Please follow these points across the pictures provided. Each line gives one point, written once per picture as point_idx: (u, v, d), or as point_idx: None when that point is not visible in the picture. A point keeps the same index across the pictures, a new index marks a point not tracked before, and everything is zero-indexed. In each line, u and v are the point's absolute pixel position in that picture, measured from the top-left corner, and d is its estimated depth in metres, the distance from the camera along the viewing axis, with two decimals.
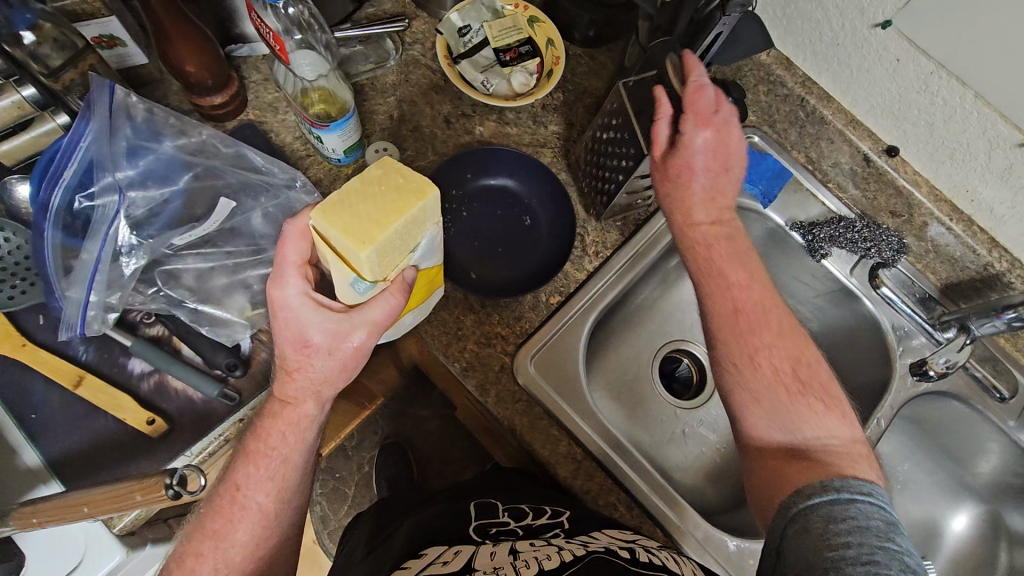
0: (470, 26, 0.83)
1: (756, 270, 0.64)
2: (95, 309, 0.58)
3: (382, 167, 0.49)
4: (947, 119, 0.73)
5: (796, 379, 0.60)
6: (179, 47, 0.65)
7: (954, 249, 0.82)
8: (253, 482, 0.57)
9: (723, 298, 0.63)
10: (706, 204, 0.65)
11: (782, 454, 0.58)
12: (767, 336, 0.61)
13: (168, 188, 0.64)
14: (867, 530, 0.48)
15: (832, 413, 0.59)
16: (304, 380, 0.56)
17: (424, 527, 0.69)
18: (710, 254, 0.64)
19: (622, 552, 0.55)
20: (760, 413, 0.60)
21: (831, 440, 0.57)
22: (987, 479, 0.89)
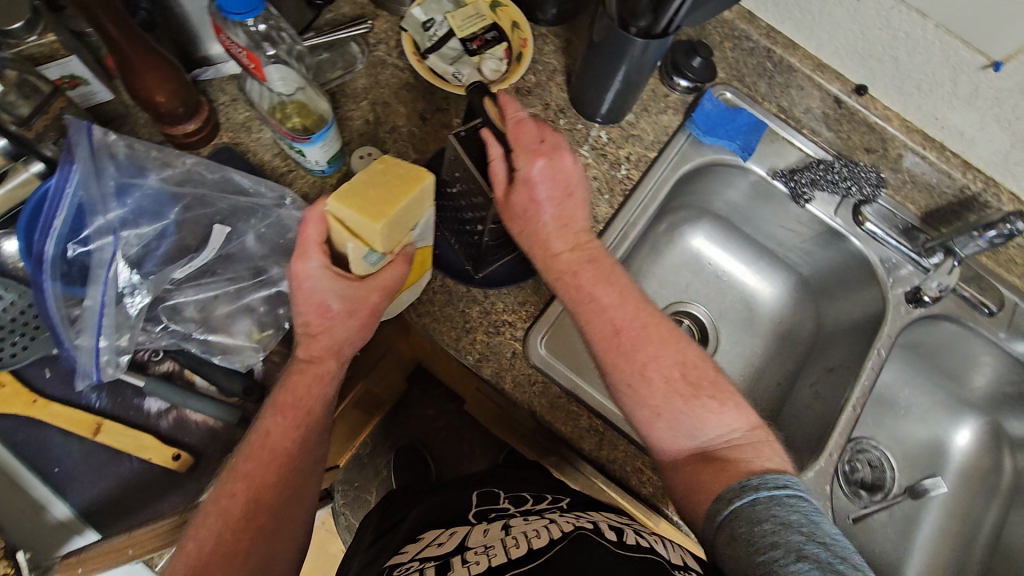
0: (433, 20, 0.82)
1: (623, 290, 0.66)
2: (107, 354, 0.58)
3: (384, 159, 0.50)
4: (911, 51, 0.75)
5: (687, 384, 0.62)
6: (146, 79, 0.63)
7: (930, 177, 0.84)
8: (278, 432, 0.54)
9: (615, 315, 0.65)
10: (560, 234, 0.67)
11: (696, 462, 0.59)
12: (652, 343, 0.64)
13: (160, 223, 0.64)
14: (789, 524, 0.50)
15: (729, 408, 0.62)
16: (328, 342, 0.56)
17: (431, 516, 0.71)
18: (586, 280, 0.66)
19: (611, 535, 0.55)
20: (669, 423, 0.61)
21: (732, 436, 0.60)
22: (984, 392, 0.94)
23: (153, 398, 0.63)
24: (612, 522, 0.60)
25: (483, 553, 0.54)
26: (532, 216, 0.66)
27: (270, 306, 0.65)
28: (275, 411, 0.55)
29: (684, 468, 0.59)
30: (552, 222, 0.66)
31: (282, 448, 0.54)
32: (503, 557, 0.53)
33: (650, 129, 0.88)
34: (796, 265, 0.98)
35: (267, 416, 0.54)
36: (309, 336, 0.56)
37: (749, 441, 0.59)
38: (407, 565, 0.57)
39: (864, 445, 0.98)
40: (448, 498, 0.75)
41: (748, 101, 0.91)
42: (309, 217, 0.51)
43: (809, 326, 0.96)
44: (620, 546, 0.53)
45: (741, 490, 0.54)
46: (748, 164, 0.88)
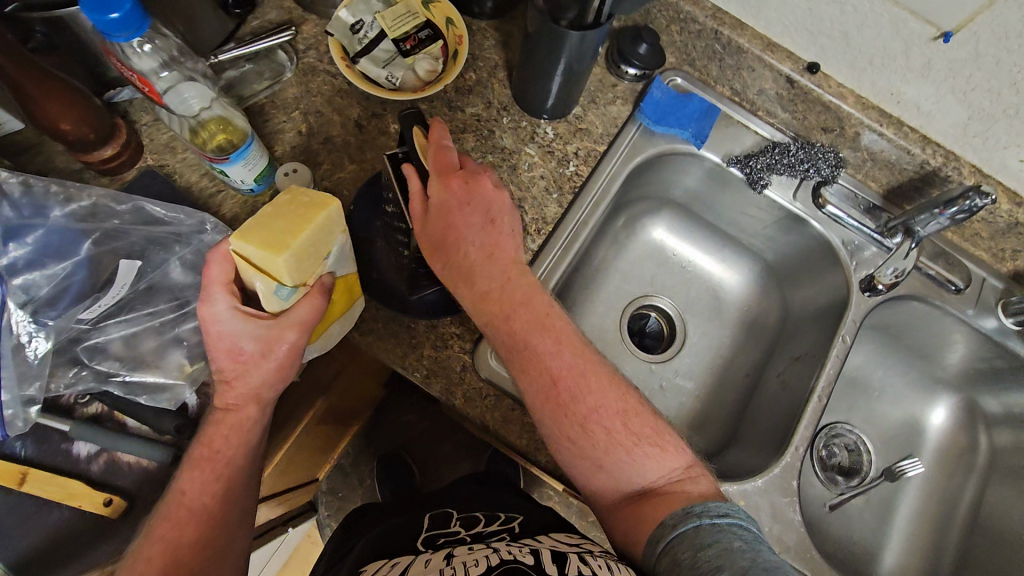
0: (362, 21, 0.78)
1: (561, 333, 0.64)
2: (13, 407, 0.55)
3: (288, 190, 0.49)
4: (860, 25, 0.72)
5: (626, 429, 0.61)
6: (45, 105, 0.59)
7: (889, 153, 0.81)
8: (196, 488, 0.53)
9: (550, 362, 0.62)
10: (488, 266, 0.65)
11: (633, 501, 0.59)
12: (588, 387, 0.62)
13: (68, 260, 0.60)
14: (735, 547, 0.50)
15: (667, 450, 0.61)
16: (244, 388, 0.54)
17: (377, 543, 0.70)
18: (521, 325, 0.63)
19: (549, 567, 0.52)
20: (608, 473, 0.61)
21: (669, 479, 0.59)
22: (957, 369, 0.92)
23: (81, 442, 0.60)
24: (559, 549, 0.58)
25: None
26: (459, 255, 0.64)
27: (198, 337, 0.62)
28: (191, 466, 0.54)
29: (623, 509, 0.59)
30: (480, 262, 0.64)
31: (200, 503, 0.53)
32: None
33: (599, 121, 0.84)
34: (761, 251, 0.95)
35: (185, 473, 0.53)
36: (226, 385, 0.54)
37: (684, 482, 0.59)
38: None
39: (840, 429, 0.95)
40: (400, 523, 0.76)
41: (701, 85, 0.88)
42: (212, 257, 0.50)
43: (775, 313, 0.93)
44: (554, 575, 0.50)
45: (681, 522, 0.54)
46: (702, 152, 0.85)
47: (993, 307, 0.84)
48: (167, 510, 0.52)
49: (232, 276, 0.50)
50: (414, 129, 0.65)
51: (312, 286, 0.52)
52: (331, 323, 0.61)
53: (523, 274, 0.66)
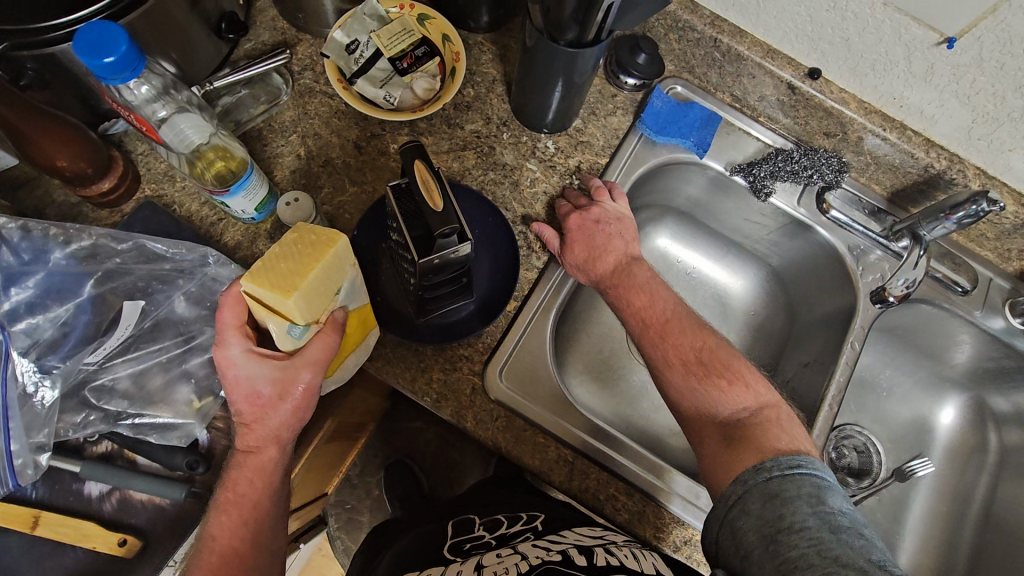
0: (357, 41, 0.77)
1: (658, 293, 0.71)
2: (24, 456, 0.55)
3: (295, 228, 0.48)
4: (861, 31, 0.71)
5: (701, 367, 0.65)
6: (41, 143, 0.59)
7: (893, 157, 0.81)
8: (223, 531, 0.52)
9: (637, 312, 0.70)
10: (606, 254, 0.74)
11: (707, 430, 0.63)
12: (678, 333, 0.68)
13: (71, 301, 0.60)
14: (801, 497, 0.52)
15: (746, 389, 0.64)
16: (265, 429, 0.54)
17: (407, 552, 0.69)
18: (621, 280, 0.73)
19: (579, 560, 0.54)
20: (681, 392, 0.65)
21: (740, 415, 0.62)
22: (966, 369, 0.91)
23: (92, 482, 0.59)
24: (583, 543, 0.59)
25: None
26: (593, 236, 0.73)
27: (207, 371, 0.62)
28: (218, 511, 0.53)
29: (696, 429, 0.64)
30: (597, 244, 0.74)
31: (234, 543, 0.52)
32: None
33: (600, 133, 0.83)
34: (766, 256, 0.94)
35: (214, 517, 0.52)
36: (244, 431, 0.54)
37: (762, 416, 0.61)
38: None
39: (849, 430, 0.95)
40: (425, 530, 0.75)
41: (701, 93, 0.87)
42: (225, 301, 0.51)
43: (781, 318, 0.93)
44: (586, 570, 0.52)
45: (749, 482, 0.55)
46: (704, 160, 0.84)
47: (1000, 307, 0.84)
48: (200, 559, 0.51)
49: (244, 319, 0.51)
50: (413, 160, 0.51)
51: (322, 324, 0.51)
52: (345, 357, 0.60)
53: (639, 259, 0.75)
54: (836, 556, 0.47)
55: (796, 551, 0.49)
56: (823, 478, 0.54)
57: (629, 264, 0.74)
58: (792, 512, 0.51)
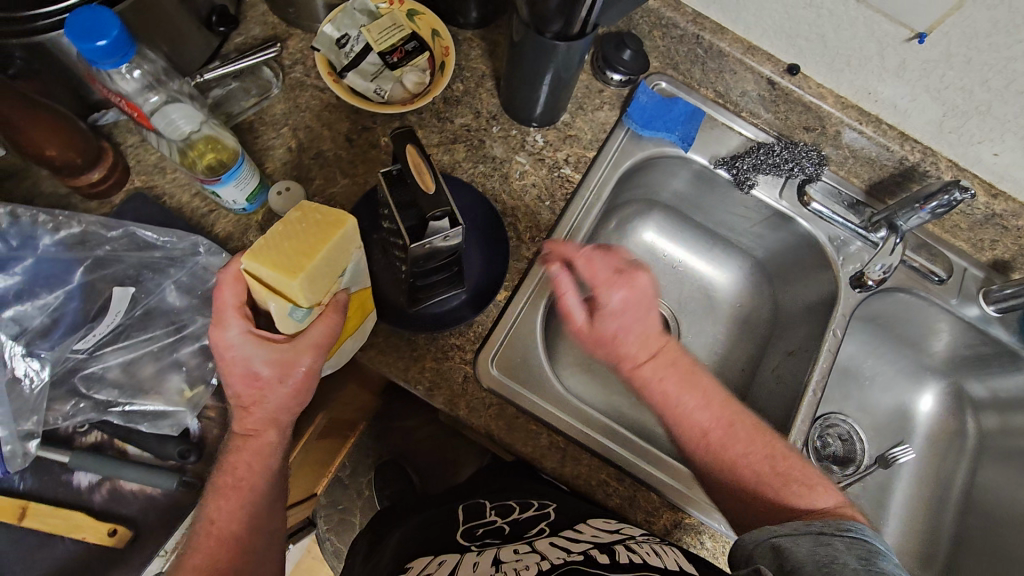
0: (348, 35, 0.78)
1: (709, 392, 0.67)
2: (12, 442, 0.56)
3: (300, 207, 0.48)
4: (836, 27, 0.73)
5: (775, 473, 0.63)
6: (31, 132, 0.58)
7: (870, 150, 0.83)
8: (226, 516, 0.53)
9: (693, 416, 0.66)
10: (638, 344, 0.68)
11: (759, 519, 0.61)
12: (744, 437, 0.65)
13: (61, 289, 0.61)
14: (849, 550, 0.53)
15: (819, 490, 0.62)
16: (266, 412, 0.55)
17: (413, 535, 0.72)
18: (671, 380, 0.67)
19: (602, 559, 0.53)
20: (745, 493, 0.63)
21: (811, 509, 0.60)
22: (943, 356, 0.94)
23: (82, 472, 0.59)
24: (603, 539, 0.58)
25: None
26: (638, 321, 0.68)
27: (198, 359, 0.62)
28: (218, 496, 0.53)
29: (745, 517, 0.63)
30: (614, 330, 0.68)
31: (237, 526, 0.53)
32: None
33: (587, 127, 0.85)
34: (750, 249, 0.96)
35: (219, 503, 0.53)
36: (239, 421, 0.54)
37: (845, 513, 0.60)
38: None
39: (834, 419, 0.97)
40: (430, 516, 0.76)
41: (685, 89, 0.89)
42: (224, 280, 0.51)
43: (766, 309, 0.95)
44: (612, 568, 0.52)
45: (798, 529, 0.56)
46: (688, 154, 0.86)
47: (975, 295, 0.87)
48: (198, 540, 0.52)
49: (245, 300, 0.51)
50: (404, 146, 0.53)
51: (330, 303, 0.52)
52: (345, 339, 0.61)
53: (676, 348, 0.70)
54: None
55: None
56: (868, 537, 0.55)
57: (668, 359, 0.68)
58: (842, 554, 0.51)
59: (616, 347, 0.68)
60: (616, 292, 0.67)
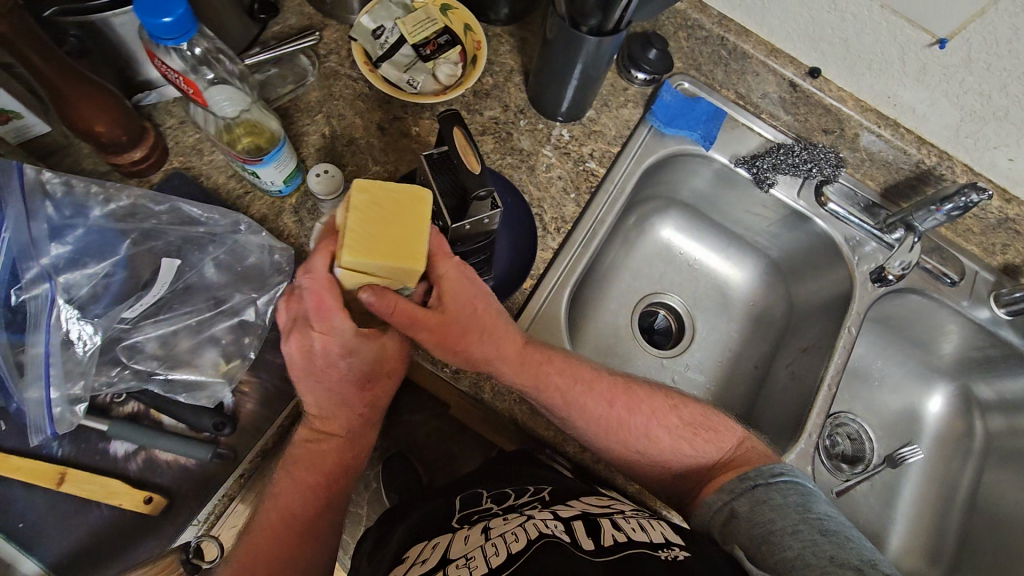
0: (384, 27, 0.80)
1: (567, 366, 0.66)
2: (61, 406, 0.56)
3: (365, 189, 0.47)
4: (859, 32, 0.76)
5: (688, 426, 0.67)
6: (78, 107, 0.60)
7: (887, 153, 0.86)
8: (299, 502, 0.57)
9: (586, 416, 0.65)
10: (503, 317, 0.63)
11: (706, 482, 0.64)
12: (607, 414, 0.66)
13: (109, 260, 0.62)
14: (787, 506, 0.55)
15: (722, 433, 0.67)
16: (351, 413, 0.59)
17: (420, 521, 0.67)
18: (545, 385, 0.64)
19: (585, 542, 0.51)
20: (663, 452, 0.66)
21: (724, 458, 0.65)
22: (953, 359, 0.96)
23: (119, 441, 0.60)
24: (590, 514, 0.57)
25: (467, 566, 0.51)
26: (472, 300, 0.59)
27: (234, 335, 0.63)
28: (293, 482, 0.57)
29: (688, 483, 0.66)
30: (467, 322, 0.58)
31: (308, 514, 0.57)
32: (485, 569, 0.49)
33: (612, 124, 0.87)
34: (765, 248, 0.98)
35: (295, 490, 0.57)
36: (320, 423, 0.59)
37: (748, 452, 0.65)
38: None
39: (843, 418, 0.97)
40: (439, 502, 0.71)
41: (707, 89, 0.91)
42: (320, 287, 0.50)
43: (780, 307, 0.97)
44: (595, 554, 0.49)
45: (738, 489, 0.59)
46: (710, 153, 0.88)
47: (986, 298, 0.89)
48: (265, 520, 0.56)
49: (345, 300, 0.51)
50: (452, 128, 0.57)
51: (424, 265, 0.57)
52: None
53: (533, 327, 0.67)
54: (832, 556, 0.49)
55: (791, 551, 0.51)
56: (804, 485, 0.58)
57: (530, 353, 0.65)
58: (782, 516, 0.54)
59: (472, 337, 0.60)
60: (435, 273, 0.56)
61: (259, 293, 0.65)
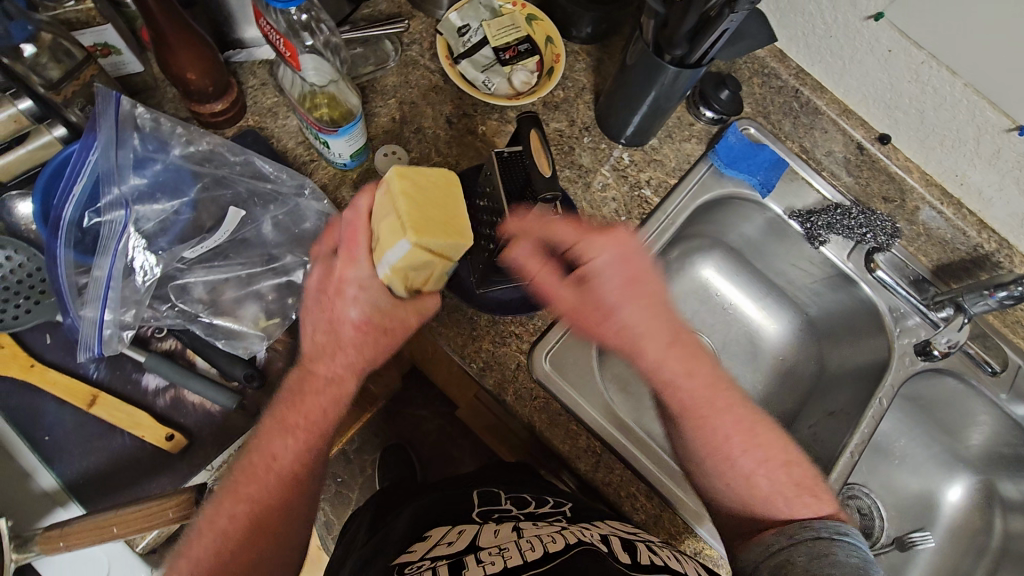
0: (469, 26, 0.83)
1: (671, 352, 0.65)
2: (111, 328, 0.59)
3: (401, 172, 0.48)
4: (937, 106, 0.77)
5: (793, 477, 0.63)
6: (178, 54, 0.63)
7: (945, 231, 0.85)
8: (286, 453, 0.56)
9: (705, 437, 0.64)
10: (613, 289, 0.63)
11: (772, 527, 0.60)
12: (711, 419, 0.65)
13: (179, 200, 0.65)
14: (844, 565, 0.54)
15: (822, 500, 0.62)
16: (344, 364, 0.57)
17: (428, 511, 0.66)
18: (664, 370, 0.65)
19: (623, 555, 0.50)
20: (747, 482, 0.63)
21: (807, 502, 0.61)
22: (980, 450, 0.92)
23: (153, 375, 0.62)
24: (621, 534, 0.56)
25: (499, 554, 0.51)
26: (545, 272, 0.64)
27: (278, 295, 0.65)
28: (283, 430, 0.56)
29: (753, 526, 0.61)
30: (616, 300, 0.63)
31: (290, 472, 0.56)
32: (519, 560, 0.50)
33: (673, 155, 0.87)
34: (804, 305, 0.96)
35: (279, 440, 0.56)
36: (308, 372, 0.58)
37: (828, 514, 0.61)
38: (415, 564, 0.53)
39: (856, 491, 0.95)
40: (445, 494, 0.71)
41: (771, 138, 0.89)
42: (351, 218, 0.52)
43: (811, 366, 0.94)
44: (633, 567, 0.48)
45: (802, 534, 0.58)
46: (766, 201, 0.88)
47: None
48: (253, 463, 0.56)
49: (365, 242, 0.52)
50: (529, 129, 0.61)
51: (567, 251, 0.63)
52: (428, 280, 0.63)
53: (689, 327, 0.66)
54: None
55: None
56: (866, 552, 0.56)
57: (678, 348, 0.65)
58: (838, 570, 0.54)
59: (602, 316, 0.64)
60: (609, 248, 0.61)
61: (310, 257, 0.66)
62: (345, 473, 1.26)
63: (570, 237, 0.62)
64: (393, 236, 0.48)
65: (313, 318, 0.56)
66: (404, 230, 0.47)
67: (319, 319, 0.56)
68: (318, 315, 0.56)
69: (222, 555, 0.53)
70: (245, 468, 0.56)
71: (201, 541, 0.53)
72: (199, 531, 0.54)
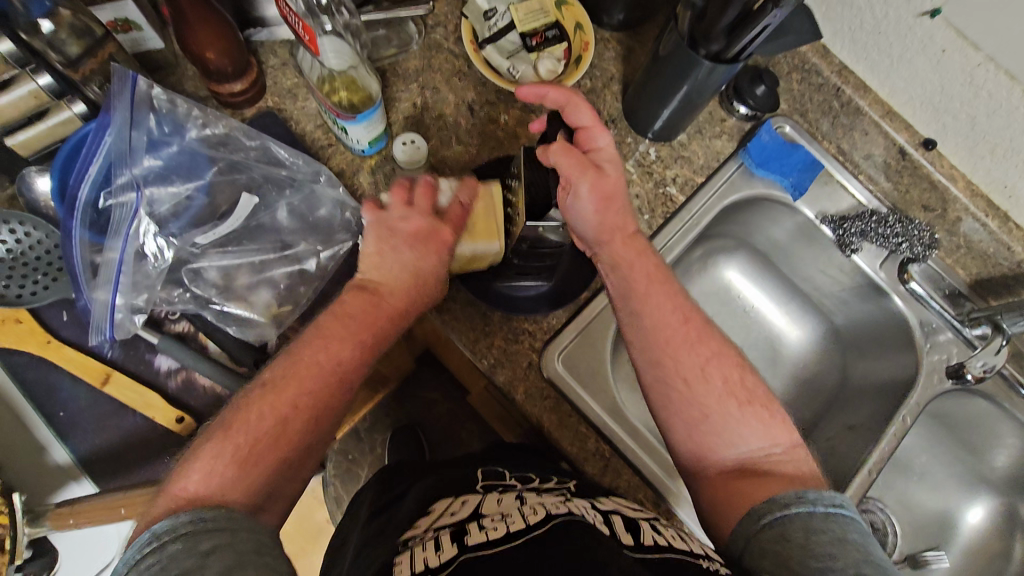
0: (496, 10, 0.80)
1: (638, 266, 0.60)
2: (123, 312, 0.60)
3: (496, 186, 0.64)
4: (990, 112, 0.72)
5: (743, 387, 0.57)
6: (197, 31, 0.61)
7: (988, 245, 0.81)
8: (351, 360, 0.54)
9: (656, 318, 0.58)
10: (597, 201, 0.59)
11: (732, 475, 0.53)
12: (679, 351, 0.58)
13: (193, 183, 0.65)
14: (846, 543, 0.45)
15: (777, 422, 0.56)
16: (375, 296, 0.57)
17: (436, 487, 0.66)
18: (631, 274, 0.60)
19: (625, 538, 0.46)
20: (713, 426, 0.56)
21: (776, 449, 0.55)
22: (1005, 473, 0.87)
23: (164, 357, 0.64)
24: (625, 513, 0.52)
25: (501, 520, 0.50)
26: (576, 153, 0.59)
27: (291, 282, 0.65)
28: (313, 349, 0.53)
29: (725, 484, 0.53)
30: (605, 193, 0.60)
31: (348, 376, 0.54)
32: (521, 523, 0.48)
33: (701, 152, 0.84)
34: (830, 312, 0.93)
35: (350, 346, 0.54)
36: (377, 294, 0.57)
37: (796, 455, 0.55)
38: (420, 535, 0.52)
39: (872, 505, 0.91)
40: (450, 475, 0.69)
41: (808, 137, 0.85)
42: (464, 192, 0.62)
43: (834, 376, 0.91)
44: (635, 551, 0.44)
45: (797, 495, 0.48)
46: (796, 204, 0.84)
47: None
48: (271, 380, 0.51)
49: (457, 222, 0.61)
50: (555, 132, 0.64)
51: (575, 132, 0.62)
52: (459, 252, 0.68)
53: (650, 251, 0.62)
54: None
55: None
56: (862, 527, 0.47)
57: (636, 243, 0.62)
58: (844, 557, 0.43)
59: (598, 173, 0.59)
60: (605, 140, 0.60)
61: (323, 246, 0.66)
62: (356, 450, 1.27)
63: (587, 120, 0.60)
64: (487, 236, 0.64)
65: (397, 255, 0.58)
66: (500, 236, 0.64)
67: (399, 259, 0.58)
68: (406, 256, 0.58)
69: (273, 448, 0.49)
70: (303, 365, 0.53)
71: (258, 431, 0.49)
72: (255, 415, 0.49)
